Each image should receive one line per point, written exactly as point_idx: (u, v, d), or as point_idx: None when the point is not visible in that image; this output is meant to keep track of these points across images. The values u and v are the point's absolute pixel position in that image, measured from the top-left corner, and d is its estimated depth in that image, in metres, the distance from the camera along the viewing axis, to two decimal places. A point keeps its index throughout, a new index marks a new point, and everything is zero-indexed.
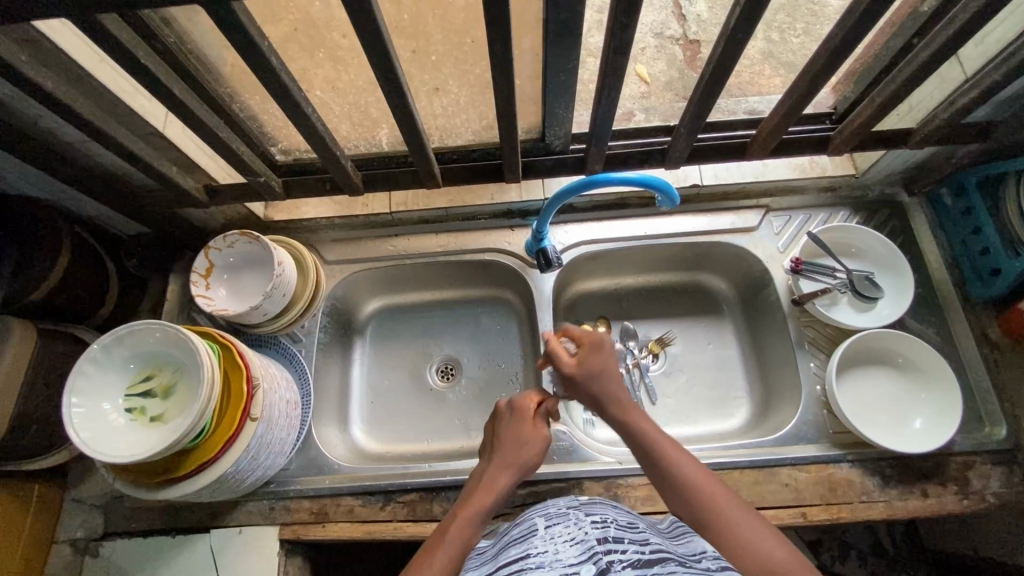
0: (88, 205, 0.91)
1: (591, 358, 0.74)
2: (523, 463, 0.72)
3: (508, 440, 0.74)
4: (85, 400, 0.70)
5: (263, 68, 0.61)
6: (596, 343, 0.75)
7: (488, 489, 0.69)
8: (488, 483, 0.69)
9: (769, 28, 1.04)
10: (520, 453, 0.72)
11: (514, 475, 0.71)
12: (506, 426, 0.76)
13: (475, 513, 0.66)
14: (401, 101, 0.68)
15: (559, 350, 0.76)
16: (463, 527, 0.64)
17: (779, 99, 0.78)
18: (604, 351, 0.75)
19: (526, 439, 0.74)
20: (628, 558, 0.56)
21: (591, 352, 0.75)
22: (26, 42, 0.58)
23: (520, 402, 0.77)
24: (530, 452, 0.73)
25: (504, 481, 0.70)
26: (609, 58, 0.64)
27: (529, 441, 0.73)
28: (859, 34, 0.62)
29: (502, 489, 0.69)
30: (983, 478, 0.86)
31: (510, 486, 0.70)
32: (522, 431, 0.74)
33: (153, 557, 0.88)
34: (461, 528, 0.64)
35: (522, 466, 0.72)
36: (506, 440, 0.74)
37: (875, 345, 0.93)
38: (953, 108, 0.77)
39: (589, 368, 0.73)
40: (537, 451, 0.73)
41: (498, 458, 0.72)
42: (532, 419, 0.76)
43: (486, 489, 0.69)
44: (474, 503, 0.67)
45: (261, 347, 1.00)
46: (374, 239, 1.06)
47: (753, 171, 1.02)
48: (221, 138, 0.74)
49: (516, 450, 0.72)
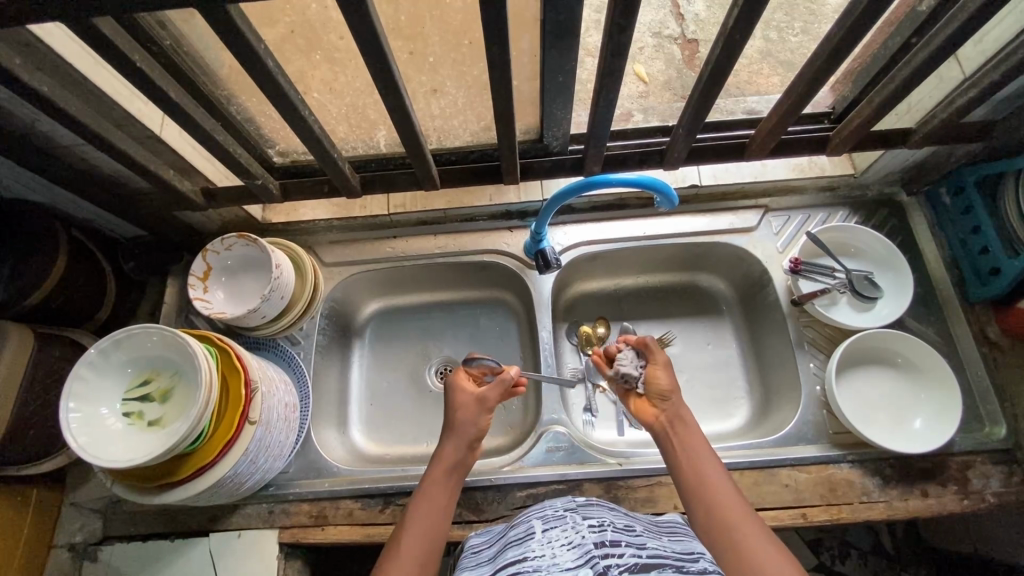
0: (84, 208, 0.91)
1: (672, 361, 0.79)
2: (468, 430, 0.76)
3: (451, 410, 0.78)
4: (83, 404, 0.70)
5: (259, 70, 0.61)
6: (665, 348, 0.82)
7: (442, 461, 0.74)
8: (441, 455, 0.75)
9: (767, 27, 1.04)
10: (465, 419, 0.76)
11: (464, 443, 0.75)
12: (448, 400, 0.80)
13: (434, 490, 0.71)
14: (399, 102, 0.68)
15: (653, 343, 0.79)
16: (428, 501, 0.70)
17: (778, 99, 0.77)
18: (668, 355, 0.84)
19: (469, 408, 0.77)
20: (626, 562, 0.56)
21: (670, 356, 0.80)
22: (21, 45, 0.58)
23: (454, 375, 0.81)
24: (476, 416, 0.77)
25: (455, 451, 0.75)
26: (608, 60, 0.63)
27: (470, 407, 0.77)
28: (859, 34, 0.62)
29: (454, 459, 0.74)
30: (983, 478, 0.86)
31: (462, 454, 0.75)
32: (463, 401, 0.78)
33: (152, 560, 0.88)
34: (425, 505, 0.70)
35: (468, 433, 0.75)
36: (451, 412, 0.78)
37: (874, 346, 0.93)
38: (952, 107, 0.76)
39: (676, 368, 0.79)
40: (482, 415, 0.77)
41: (448, 431, 0.76)
42: (468, 387, 0.80)
43: (440, 461, 0.74)
44: (432, 479, 0.73)
45: (260, 350, 0.99)
46: (372, 240, 1.05)
47: (752, 171, 1.02)
48: (219, 141, 0.74)
49: (460, 420, 0.76)
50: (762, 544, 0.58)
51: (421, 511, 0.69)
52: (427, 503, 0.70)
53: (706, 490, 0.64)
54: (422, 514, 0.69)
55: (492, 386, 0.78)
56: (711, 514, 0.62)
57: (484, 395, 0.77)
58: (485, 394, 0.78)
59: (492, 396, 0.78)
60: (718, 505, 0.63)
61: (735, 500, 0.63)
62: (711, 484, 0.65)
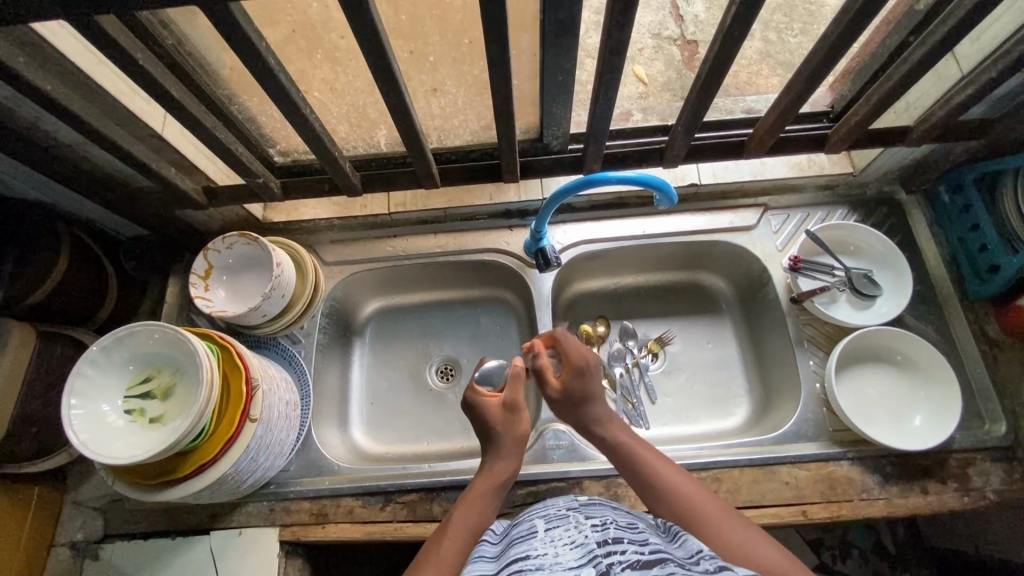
0: (87, 207, 0.91)
1: (570, 384, 0.79)
2: (512, 437, 0.76)
3: (488, 423, 0.77)
4: (84, 401, 0.70)
5: (260, 68, 0.61)
6: (579, 368, 0.79)
7: (491, 475, 0.74)
8: (489, 469, 0.75)
9: (767, 27, 1.05)
10: (506, 431, 0.76)
11: (508, 456, 0.76)
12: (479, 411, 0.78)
13: (483, 500, 0.71)
14: (399, 100, 0.68)
15: (546, 364, 0.82)
16: (475, 509, 0.70)
17: (778, 97, 0.78)
18: (592, 376, 0.79)
19: (505, 418, 0.77)
20: (628, 560, 0.56)
21: (573, 379, 0.79)
22: (25, 43, 0.58)
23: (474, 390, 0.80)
24: (514, 423, 0.77)
25: (504, 464, 0.75)
26: (607, 58, 0.64)
27: (506, 416, 0.77)
28: (856, 31, 0.63)
29: (503, 471, 0.74)
30: (983, 475, 0.86)
31: (508, 468, 0.75)
32: (496, 413, 0.78)
33: (153, 559, 0.88)
34: (469, 514, 0.69)
35: (513, 443, 0.76)
36: (487, 425, 0.77)
37: (874, 343, 0.93)
38: (950, 104, 0.77)
39: (570, 390, 0.78)
40: (519, 419, 0.78)
41: (491, 446, 0.77)
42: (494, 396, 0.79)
43: (488, 476, 0.74)
44: (478, 488, 0.73)
45: (261, 348, 1.00)
46: (373, 240, 1.06)
47: (752, 169, 1.03)
48: (219, 140, 0.74)
49: (504, 432, 0.76)
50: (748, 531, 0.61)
51: (465, 519, 0.69)
52: (472, 508, 0.70)
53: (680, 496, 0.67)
54: (470, 520, 0.68)
55: (514, 387, 0.78)
56: (691, 516, 0.64)
57: (512, 399, 0.77)
58: (510, 399, 0.78)
59: (519, 398, 0.79)
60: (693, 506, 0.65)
61: (705, 497, 0.66)
62: (678, 488, 0.68)
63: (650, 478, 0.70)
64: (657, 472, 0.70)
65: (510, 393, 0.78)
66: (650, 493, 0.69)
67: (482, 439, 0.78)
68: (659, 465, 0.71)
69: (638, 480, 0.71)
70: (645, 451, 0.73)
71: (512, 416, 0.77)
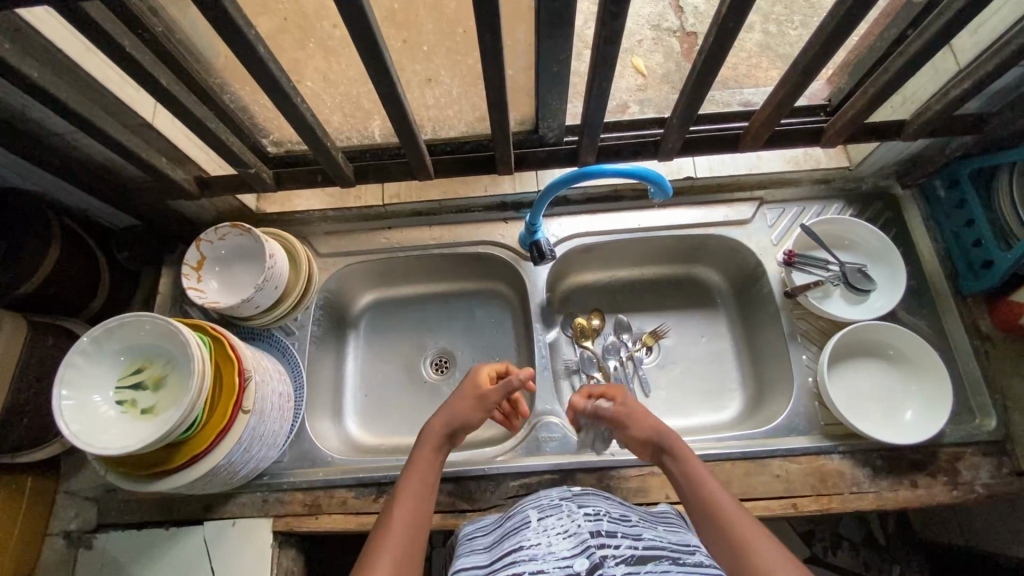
0: (77, 196, 0.91)
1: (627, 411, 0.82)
2: (463, 412, 0.79)
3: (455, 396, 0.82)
4: (75, 392, 0.70)
5: (250, 58, 0.60)
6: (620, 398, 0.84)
7: (430, 435, 0.77)
8: (426, 431, 0.77)
9: (767, 19, 1.04)
10: (463, 407, 0.79)
11: (456, 422, 0.78)
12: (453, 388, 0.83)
13: (426, 464, 0.74)
14: (390, 89, 0.67)
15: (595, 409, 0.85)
16: (419, 474, 0.72)
17: (772, 90, 0.77)
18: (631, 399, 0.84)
19: (470, 398, 0.80)
20: (622, 554, 0.57)
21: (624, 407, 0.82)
22: (12, 31, 0.58)
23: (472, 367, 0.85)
24: (471, 405, 0.80)
25: (437, 424, 0.78)
26: (601, 48, 0.63)
27: (470, 398, 0.80)
28: (852, 23, 0.62)
29: (445, 427, 0.78)
30: (973, 469, 0.86)
31: (449, 431, 0.78)
32: (466, 395, 0.81)
33: (146, 549, 0.88)
34: (415, 479, 0.71)
35: (458, 414, 0.79)
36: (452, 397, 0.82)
37: (868, 338, 0.93)
38: (946, 99, 0.76)
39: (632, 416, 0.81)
40: (479, 409, 0.80)
41: (442, 408, 0.81)
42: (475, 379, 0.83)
43: (427, 438, 0.77)
44: (421, 454, 0.75)
45: (254, 340, 0.99)
46: (368, 231, 1.05)
47: (749, 163, 1.02)
48: (210, 128, 0.73)
49: (458, 403, 0.80)
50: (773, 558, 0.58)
51: (414, 480, 0.71)
52: (417, 478, 0.71)
53: (716, 513, 0.65)
54: (415, 487, 0.70)
55: (501, 386, 0.82)
56: (722, 533, 0.63)
57: (484, 394, 0.80)
58: (488, 396, 0.81)
59: (495, 395, 0.81)
60: (725, 521, 0.64)
61: (737, 510, 0.65)
62: (709, 497, 0.67)
63: (697, 494, 0.69)
64: (699, 484, 0.70)
65: (490, 389, 0.81)
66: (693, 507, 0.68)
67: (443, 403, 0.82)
68: (705, 478, 0.70)
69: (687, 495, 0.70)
70: (697, 470, 0.72)
71: (469, 397, 0.80)
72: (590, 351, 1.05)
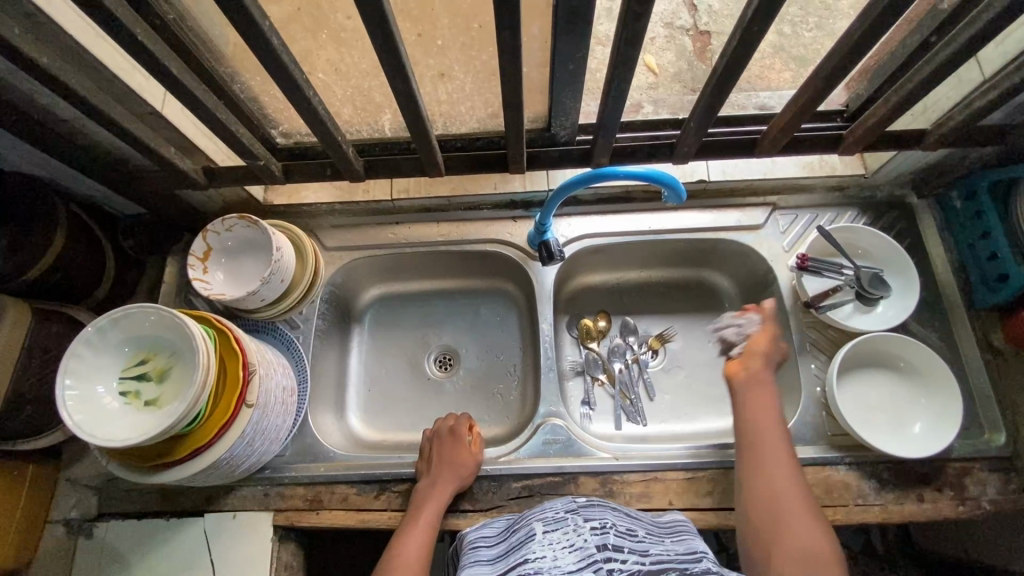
0: (84, 183, 0.90)
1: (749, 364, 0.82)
2: (464, 477, 0.85)
3: (455, 459, 0.86)
4: (78, 381, 0.70)
5: (263, 49, 0.59)
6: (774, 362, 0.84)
7: (438, 499, 0.82)
8: (432, 485, 0.83)
9: (781, 21, 1.01)
10: (464, 472, 0.85)
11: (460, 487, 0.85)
12: (444, 447, 0.87)
13: (434, 506, 0.82)
14: (404, 84, 0.66)
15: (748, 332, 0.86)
16: (431, 514, 0.81)
17: (792, 95, 0.76)
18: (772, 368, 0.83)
19: (466, 464, 0.86)
20: (628, 569, 0.57)
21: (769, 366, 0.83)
22: (24, 16, 0.57)
23: (459, 429, 0.89)
24: (469, 468, 0.86)
25: (445, 489, 0.83)
26: (620, 48, 0.62)
27: (469, 465, 0.86)
28: (878, 31, 0.61)
29: (451, 492, 0.84)
30: (980, 485, 0.85)
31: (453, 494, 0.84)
32: (463, 460, 0.86)
33: (145, 540, 0.88)
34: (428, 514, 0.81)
35: (463, 479, 0.85)
36: (449, 458, 0.86)
37: (880, 349, 0.92)
38: (969, 109, 0.75)
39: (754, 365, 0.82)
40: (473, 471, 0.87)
41: (443, 468, 0.85)
42: (467, 444, 0.88)
43: (433, 497, 0.83)
44: (432, 497, 0.83)
45: (259, 333, 0.99)
46: (375, 226, 1.04)
47: (763, 168, 1.00)
48: (221, 119, 0.72)
49: (461, 469, 0.85)
50: (810, 533, 0.68)
51: (428, 516, 0.81)
52: (429, 515, 0.81)
53: (771, 484, 0.72)
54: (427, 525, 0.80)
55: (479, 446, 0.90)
56: (768, 508, 0.71)
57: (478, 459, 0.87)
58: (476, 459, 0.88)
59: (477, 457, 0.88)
60: (773, 493, 0.72)
61: (789, 485, 0.72)
62: (768, 466, 0.74)
63: (761, 456, 0.75)
64: (764, 445, 0.76)
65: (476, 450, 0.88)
66: (751, 466, 0.75)
67: (433, 460, 0.86)
68: (774, 443, 0.76)
69: (753, 449, 0.76)
70: (767, 434, 0.77)
71: (466, 464, 0.86)
72: (595, 353, 1.04)
